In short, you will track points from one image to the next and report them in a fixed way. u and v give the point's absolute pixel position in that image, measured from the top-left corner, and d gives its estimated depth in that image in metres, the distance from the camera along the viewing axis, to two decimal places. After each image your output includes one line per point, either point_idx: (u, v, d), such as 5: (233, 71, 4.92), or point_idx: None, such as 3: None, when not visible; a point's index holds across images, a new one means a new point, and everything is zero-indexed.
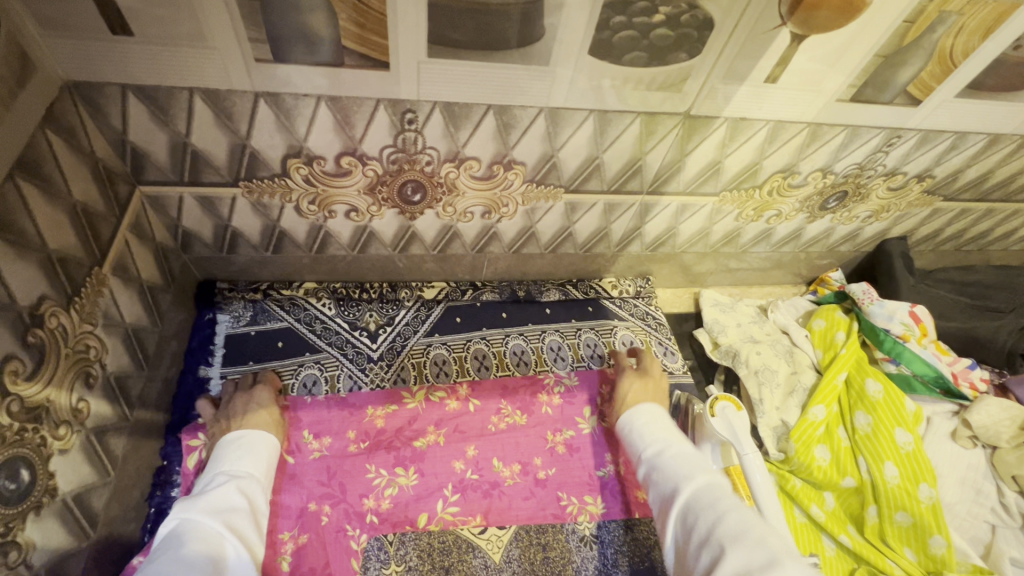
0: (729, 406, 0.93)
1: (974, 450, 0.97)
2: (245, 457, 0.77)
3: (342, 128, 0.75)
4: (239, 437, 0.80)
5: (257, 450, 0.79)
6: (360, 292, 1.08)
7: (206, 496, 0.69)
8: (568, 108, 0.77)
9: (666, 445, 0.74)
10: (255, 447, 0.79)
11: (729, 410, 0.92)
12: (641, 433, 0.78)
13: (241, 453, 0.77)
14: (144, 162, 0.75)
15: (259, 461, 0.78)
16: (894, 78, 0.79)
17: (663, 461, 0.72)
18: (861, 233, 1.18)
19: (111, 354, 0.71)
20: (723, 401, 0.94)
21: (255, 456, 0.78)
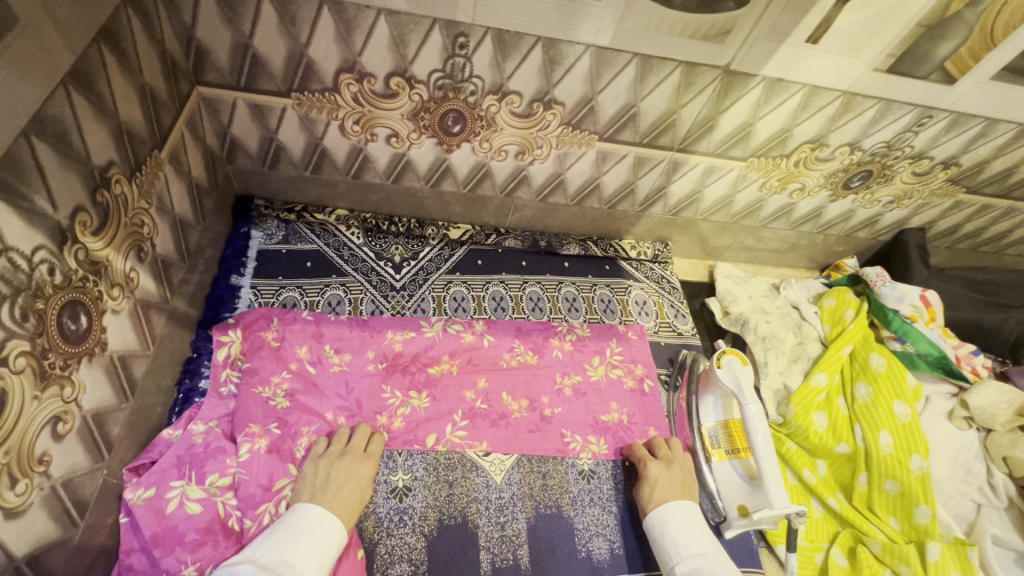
0: (735, 359, 0.96)
1: (968, 432, 0.99)
2: (297, 545, 0.67)
3: (397, 46, 0.78)
4: (309, 526, 0.70)
5: (313, 540, 0.69)
6: (389, 224, 1.11)
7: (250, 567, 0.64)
8: (613, 50, 0.79)
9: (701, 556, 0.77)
10: (314, 534, 0.70)
11: (735, 363, 0.95)
12: (675, 539, 0.80)
13: (299, 537, 0.68)
14: (206, 61, 0.79)
15: (316, 549, 0.69)
16: (932, 52, 0.81)
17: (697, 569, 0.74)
18: (880, 220, 1.20)
19: (160, 237, 0.75)
20: (730, 354, 0.97)
21: (314, 550, 0.68)
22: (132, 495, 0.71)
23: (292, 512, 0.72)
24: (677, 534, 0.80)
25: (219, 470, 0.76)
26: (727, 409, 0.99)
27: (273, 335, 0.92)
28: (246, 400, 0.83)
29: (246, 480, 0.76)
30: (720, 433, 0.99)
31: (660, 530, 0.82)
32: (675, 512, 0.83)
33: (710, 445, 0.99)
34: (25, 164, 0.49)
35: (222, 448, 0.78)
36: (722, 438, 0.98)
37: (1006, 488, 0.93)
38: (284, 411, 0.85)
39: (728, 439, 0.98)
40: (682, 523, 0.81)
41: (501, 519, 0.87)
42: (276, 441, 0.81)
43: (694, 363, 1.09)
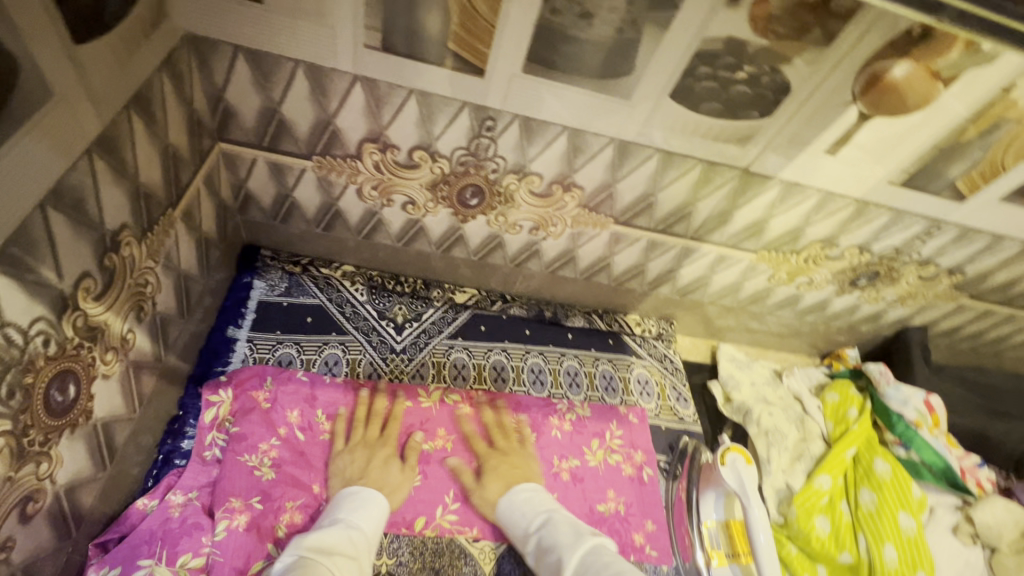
0: (739, 457, 0.98)
1: (973, 548, 0.96)
2: (350, 511, 0.76)
3: (424, 123, 0.79)
4: (350, 499, 0.79)
5: (361, 505, 0.78)
6: (395, 283, 1.09)
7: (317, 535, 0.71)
8: (636, 143, 0.81)
9: (550, 520, 0.83)
10: (361, 502, 0.79)
11: (740, 461, 0.97)
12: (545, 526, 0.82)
13: (354, 506, 0.78)
14: (232, 120, 0.79)
15: (371, 518, 0.78)
16: (944, 171, 0.83)
17: (552, 530, 0.81)
18: (884, 316, 1.21)
19: (162, 294, 0.73)
20: (733, 451, 0.99)
21: (367, 512, 0.78)
22: None
23: (342, 490, 0.81)
24: (525, 505, 0.86)
25: (192, 549, 0.71)
26: (728, 510, 1.01)
27: (265, 395, 0.89)
28: (230, 469, 0.79)
29: (220, 561, 0.71)
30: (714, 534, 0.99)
31: (506, 509, 0.87)
32: (524, 492, 0.89)
33: (708, 545, 0.98)
34: (36, 236, 0.48)
35: (199, 524, 0.73)
36: (721, 539, 0.99)
37: None
38: (269, 484, 0.80)
39: (728, 541, 0.98)
40: (525, 499, 0.87)
41: None
42: (257, 517, 0.76)
43: (695, 451, 1.07)
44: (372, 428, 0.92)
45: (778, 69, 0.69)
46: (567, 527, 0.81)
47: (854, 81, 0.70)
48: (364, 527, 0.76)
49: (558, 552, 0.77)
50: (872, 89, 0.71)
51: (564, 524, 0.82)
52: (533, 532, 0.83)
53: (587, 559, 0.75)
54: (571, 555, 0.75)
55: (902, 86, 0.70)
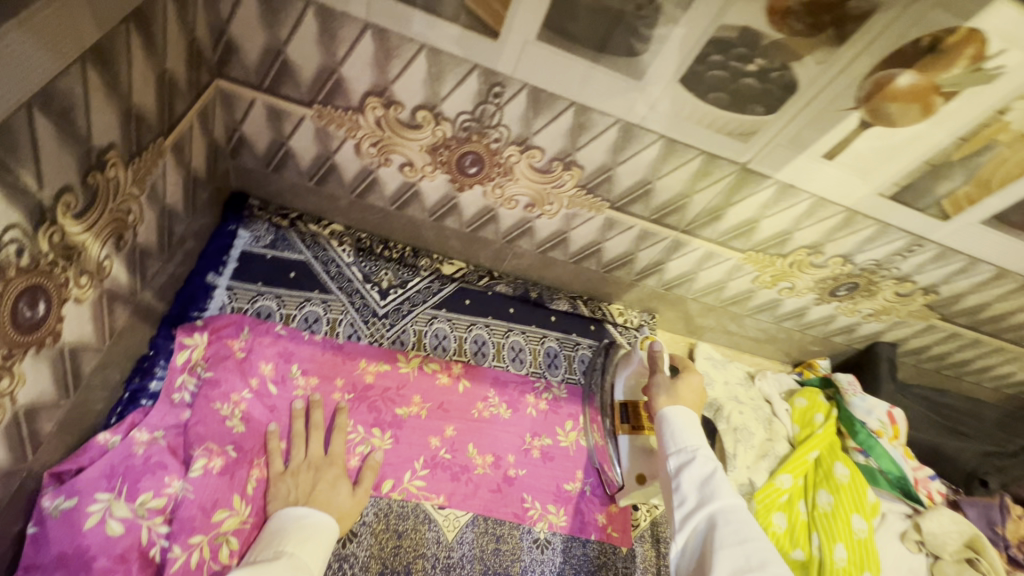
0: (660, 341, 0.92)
1: (918, 555, 0.99)
2: (304, 544, 0.69)
3: (432, 82, 0.78)
4: (299, 527, 0.71)
5: (313, 537, 0.70)
6: (383, 248, 1.08)
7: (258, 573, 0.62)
8: (641, 127, 0.81)
9: (688, 454, 0.70)
10: (313, 534, 0.71)
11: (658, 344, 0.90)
12: (676, 431, 0.74)
13: (302, 536, 0.70)
14: (233, 56, 0.76)
15: (319, 553, 0.69)
16: (933, 188, 0.85)
17: (692, 463, 0.69)
18: (858, 329, 1.24)
19: (144, 226, 0.71)
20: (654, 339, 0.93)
21: (315, 543, 0.70)
22: (48, 505, 0.63)
23: (284, 512, 0.73)
24: (679, 425, 0.74)
25: (154, 489, 0.68)
26: (633, 391, 1.01)
27: (240, 345, 0.87)
28: (202, 413, 0.77)
29: (190, 501, 0.69)
30: (624, 409, 1.00)
31: (663, 424, 0.77)
32: (681, 413, 0.76)
33: (618, 421, 1.00)
34: (19, 138, 0.46)
35: (163, 464, 0.71)
36: (625, 415, 0.99)
37: None
38: (240, 435, 0.78)
39: (632, 416, 0.98)
40: (688, 422, 0.75)
41: None
42: (231, 464, 0.75)
43: (614, 347, 1.14)
44: (313, 441, 0.83)
45: (787, 66, 0.70)
46: (709, 468, 0.67)
47: (859, 86, 0.71)
48: (309, 562, 0.67)
49: (679, 498, 0.67)
50: (874, 97, 0.72)
51: (709, 467, 0.68)
52: (676, 451, 0.72)
53: (709, 526, 0.63)
54: (691, 518, 0.65)
55: (905, 96, 0.72)
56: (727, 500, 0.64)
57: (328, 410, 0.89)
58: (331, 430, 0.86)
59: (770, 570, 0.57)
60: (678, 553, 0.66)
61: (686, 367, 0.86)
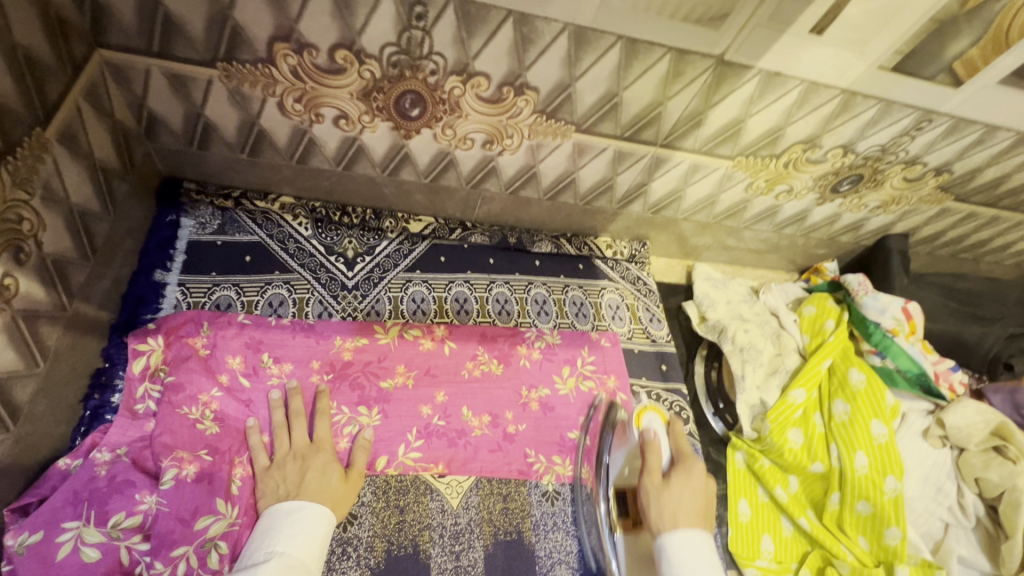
0: (656, 419, 0.97)
1: (942, 450, 0.96)
2: (296, 540, 0.66)
3: (342, 13, 0.66)
4: (287, 520, 0.68)
5: (304, 530, 0.68)
6: (342, 215, 0.98)
7: None
8: (595, 31, 0.69)
9: None
10: (303, 527, 0.68)
11: (656, 420, 0.97)
12: None
13: (292, 532, 0.67)
14: (105, 17, 0.65)
15: (313, 547, 0.67)
16: (942, 51, 0.74)
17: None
18: (866, 224, 1.15)
19: (49, 233, 0.64)
20: (651, 412, 0.99)
21: (306, 537, 0.67)
22: (13, 543, 0.60)
23: (274, 509, 0.70)
24: (681, 567, 0.72)
25: (125, 508, 0.66)
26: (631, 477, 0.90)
27: (203, 342, 0.82)
28: (167, 422, 0.72)
29: (166, 514, 0.66)
30: (622, 498, 0.89)
31: (664, 562, 0.74)
32: (687, 540, 0.75)
33: (615, 514, 0.88)
34: None
35: (131, 481, 0.67)
36: (623, 509, 0.88)
37: (976, 508, 0.92)
38: (214, 437, 0.75)
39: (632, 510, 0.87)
40: (696, 567, 0.72)
41: (455, 548, 0.80)
42: (207, 469, 0.71)
43: (610, 407, 0.97)
44: (296, 431, 0.79)
45: None
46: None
47: None
48: (301, 558, 0.65)
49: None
50: None
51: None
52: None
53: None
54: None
55: None
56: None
57: (308, 395, 0.84)
58: (313, 414, 0.82)
59: None
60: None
61: (683, 457, 0.87)
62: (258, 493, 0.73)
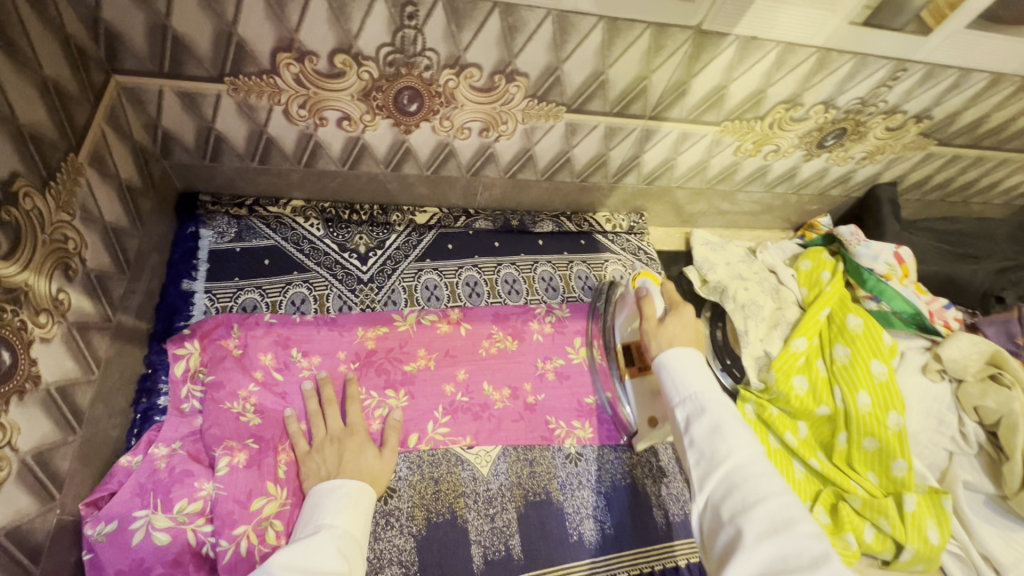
0: (650, 281, 0.93)
1: (941, 383, 1.01)
2: (341, 513, 0.71)
3: (338, 20, 0.70)
4: (329, 498, 0.73)
5: (346, 505, 0.72)
6: (351, 213, 1.03)
7: (299, 549, 0.63)
8: (577, 14, 0.73)
9: (698, 407, 0.65)
10: (345, 501, 0.72)
11: (650, 282, 0.92)
12: (678, 377, 0.69)
13: (336, 506, 0.71)
14: (119, 45, 0.69)
15: (356, 518, 0.71)
16: (908, 3, 0.77)
17: (700, 412, 0.65)
18: (854, 177, 1.18)
19: (91, 250, 0.69)
20: (644, 276, 0.95)
21: (350, 510, 0.71)
22: (92, 532, 0.67)
23: (318, 489, 0.75)
24: (678, 370, 0.69)
25: (187, 495, 0.72)
26: (631, 332, 0.96)
27: (234, 342, 0.87)
28: (214, 417, 0.79)
29: (224, 496, 0.72)
30: (626, 351, 0.96)
31: (662, 371, 0.72)
32: (684, 355, 0.71)
33: (622, 365, 0.97)
34: None
35: (189, 471, 0.73)
36: (629, 358, 0.96)
37: (977, 436, 0.97)
38: (258, 427, 0.80)
39: (636, 357, 0.94)
40: (691, 365, 0.70)
41: (490, 511, 0.86)
42: (256, 455, 0.77)
43: (612, 289, 1.07)
44: (330, 416, 0.84)
45: None
46: (715, 417, 0.63)
47: None
48: (348, 528, 0.69)
49: (692, 450, 0.63)
50: None
51: (716, 416, 0.63)
52: (682, 401, 0.67)
53: (726, 482, 0.60)
54: (707, 472, 0.61)
55: None
56: (738, 451, 0.60)
57: (338, 383, 0.90)
58: (344, 400, 0.87)
59: (799, 530, 0.54)
60: (698, 508, 0.62)
61: (675, 305, 0.82)
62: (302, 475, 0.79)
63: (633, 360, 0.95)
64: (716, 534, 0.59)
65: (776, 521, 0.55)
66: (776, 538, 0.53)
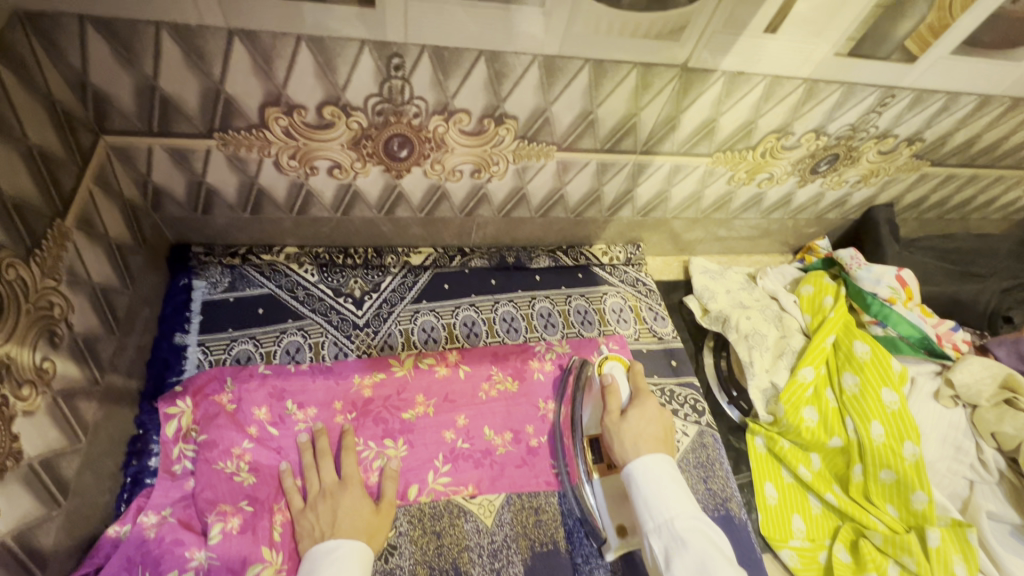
0: (618, 365, 0.91)
1: (955, 409, 0.98)
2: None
3: (325, 73, 0.71)
4: (325, 560, 0.70)
5: (342, 567, 0.69)
6: (345, 257, 1.02)
7: None
8: (563, 57, 0.74)
9: (676, 534, 0.67)
10: (341, 562, 0.70)
11: (616, 367, 0.90)
12: (652, 500, 0.71)
13: (331, 569, 0.69)
14: (107, 107, 0.70)
15: None
16: (892, 32, 0.78)
17: (680, 544, 0.67)
18: (850, 200, 1.18)
19: (77, 314, 0.68)
20: (612, 360, 0.92)
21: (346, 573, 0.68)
22: None
23: (313, 552, 0.72)
24: (651, 493, 0.71)
25: (177, 566, 0.70)
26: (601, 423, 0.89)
27: (228, 397, 0.84)
28: (207, 478, 0.77)
29: (218, 566, 0.71)
30: (595, 444, 0.89)
31: (634, 489, 0.73)
32: (654, 468, 0.73)
33: (589, 460, 0.88)
34: None
35: (179, 540, 0.72)
36: (597, 453, 0.88)
37: (998, 463, 0.93)
38: (253, 487, 0.78)
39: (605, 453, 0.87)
40: (663, 484, 0.72)
41: (495, 565, 0.82)
42: (251, 519, 0.75)
43: (582, 365, 0.99)
44: (326, 469, 0.81)
45: None
46: (698, 550, 0.65)
47: None
48: None
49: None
50: None
51: (696, 548, 0.65)
52: (658, 527, 0.69)
53: None
54: None
55: None
56: None
57: (335, 434, 0.87)
58: (340, 451, 0.84)
59: None
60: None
61: (640, 397, 0.84)
62: (299, 537, 0.75)
63: (602, 456, 0.88)
64: None
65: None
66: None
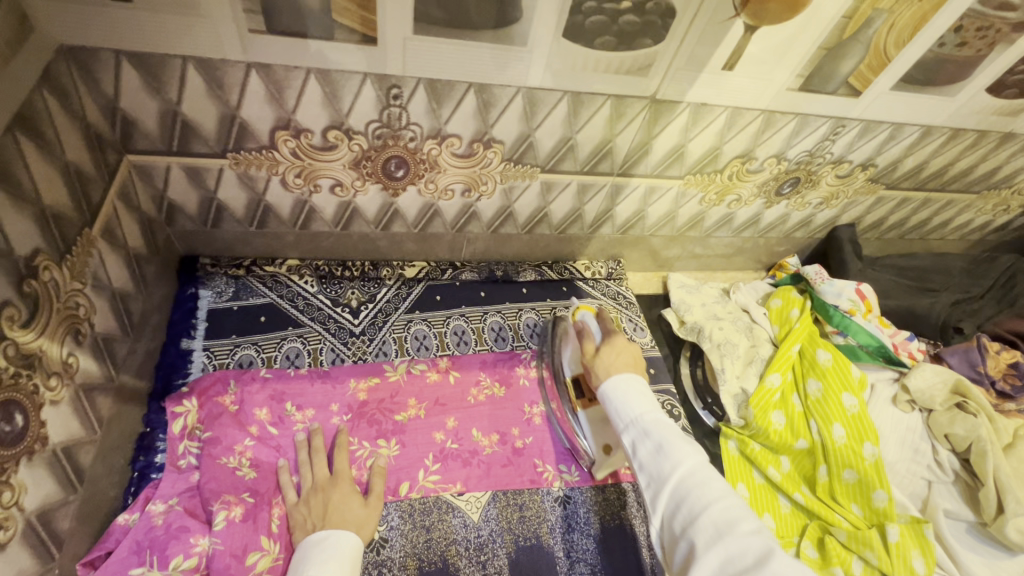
0: (587, 312, 1.03)
1: (912, 413, 1.05)
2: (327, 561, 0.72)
3: (331, 101, 0.79)
4: (317, 549, 0.75)
5: (333, 554, 0.74)
6: (343, 269, 1.09)
7: None
8: (544, 89, 0.82)
9: (641, 429, 0.74)
10: (332, 550, 0.74)
11: (587, 314, 1.02)
12: (620, 406, 0.77)
13: (323, 556, 0.73)
14: (133, 129, 0.77)
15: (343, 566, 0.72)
16: (836, 71, 0.88)
17: (644, 435, 0.73)
18: (814, 220, 1.27)
19: (99, 315, 0.74)
20: (583, 309, 1.04)
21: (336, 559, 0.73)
22: None
23: (306, 541, 0.77)
24: (619, 401, 0.78)
25: (182, 551, 0.75)
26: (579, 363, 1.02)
27: (231, 398, 0.90)
28: (211, 471, 0.82)
29: (221, 552, 0.76)
30: (576, 383, 1.02)
31: (607, 402, 0.80)
32: (624, 382, 0.80)
33: (573, 397, 1.02)
34: None
35: (185, 526, 0.77)
36: (579, 390, 1.01)
37: (952, 464, 1.00)
38: (253, 480, 0.83)
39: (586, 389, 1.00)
40: (631, 391, 0.78)
41: (481, 558, 0.87)
42: (251, 509, 0.81)
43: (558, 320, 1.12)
44: (320, 465, 0.86)
45: None
46: (658, 437, 0.72)
47: None
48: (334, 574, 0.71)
49: (642, 472, 0.72)
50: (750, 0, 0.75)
51: (658, 435, 0.72)
52: (626, 426, 0.76)
53: (674, 497, 0.69)
54: (657, 491, 0.70)
55: None
56: (681, 465, 0.69)
57: (330, 434, 0.92)
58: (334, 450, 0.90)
59: (741, 527, 0.63)
60: (656, 526, 0.71)
61: (609, 334, 0.92)
62: (294, 529, 0.80)
63: (584, 391, 1.01)
64: (673, 546, 0.68)
65: (718, 525, 0.63)
66: (720, 543, 0.62)
